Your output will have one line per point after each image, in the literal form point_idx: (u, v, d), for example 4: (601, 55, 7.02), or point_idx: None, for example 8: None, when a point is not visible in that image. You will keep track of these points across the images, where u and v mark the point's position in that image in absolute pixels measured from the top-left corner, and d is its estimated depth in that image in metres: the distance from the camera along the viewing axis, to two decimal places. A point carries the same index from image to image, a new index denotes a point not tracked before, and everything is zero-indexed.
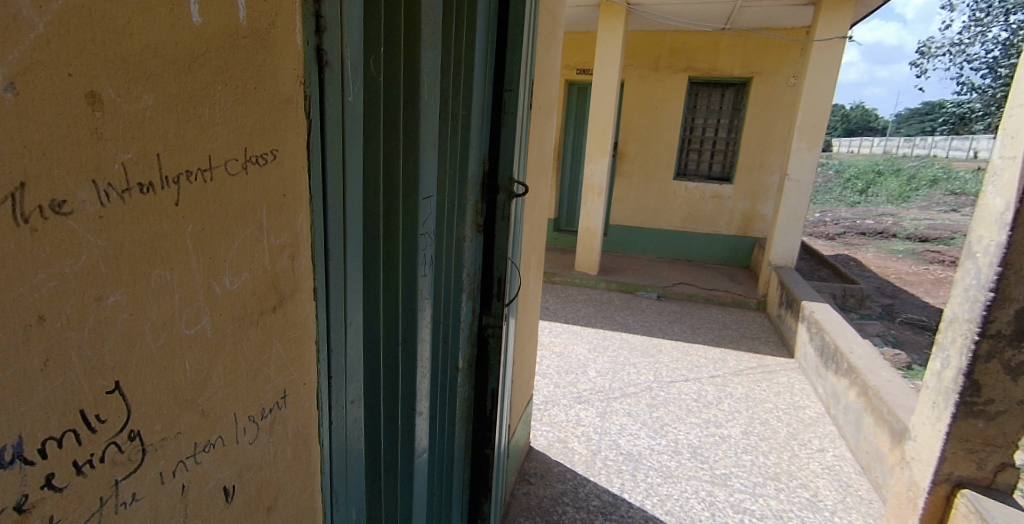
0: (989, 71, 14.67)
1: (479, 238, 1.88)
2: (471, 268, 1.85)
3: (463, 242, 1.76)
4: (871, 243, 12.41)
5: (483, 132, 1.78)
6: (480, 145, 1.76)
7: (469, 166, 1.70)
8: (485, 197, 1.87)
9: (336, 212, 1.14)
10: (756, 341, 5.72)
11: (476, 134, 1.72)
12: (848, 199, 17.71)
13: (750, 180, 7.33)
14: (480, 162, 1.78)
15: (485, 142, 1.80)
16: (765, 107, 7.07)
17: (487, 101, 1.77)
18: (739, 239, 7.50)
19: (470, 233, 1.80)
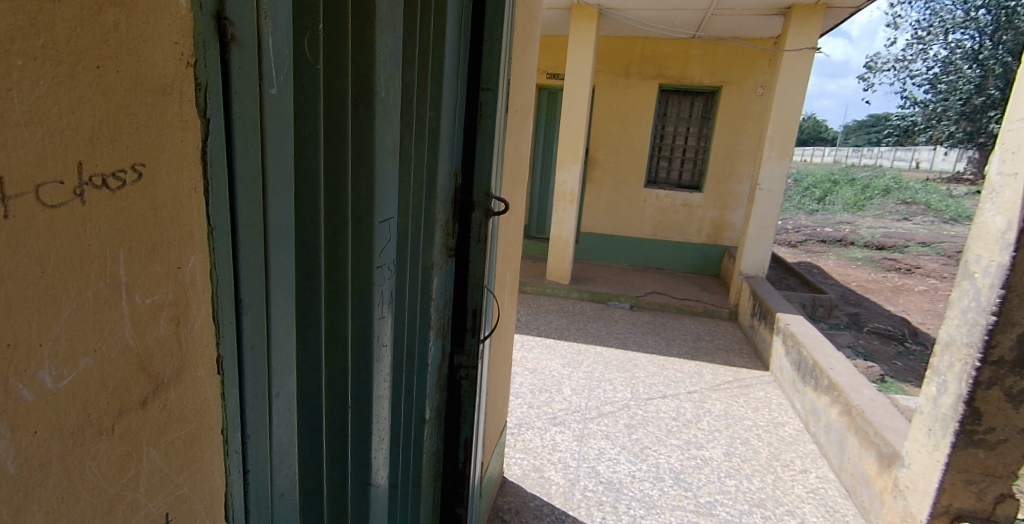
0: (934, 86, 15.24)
1: (451, 264, 1.56)
2: (441, 300, 1.52)
3: (431, 271, 1.43)
4: (831, 250, 12.57)
5: (455, 138, 1.46)
6: (451, 154, 1.44)
7: (438, 179, 1.39)
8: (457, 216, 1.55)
9: (253, 247, 0.82)
10: (730, 353, 5.53)
11: (446, 140, 1.40)
12: (807, 206, 18.04)
13: (719, 189, 7.22)
14: (451, 174, 1.46)
15: (458, 149, 1.49)
16: (735, 116, 6.95)
17: (459, 101, 1.45)
18: (709, 247, 7.36)
19: (441, 258, 1.48)
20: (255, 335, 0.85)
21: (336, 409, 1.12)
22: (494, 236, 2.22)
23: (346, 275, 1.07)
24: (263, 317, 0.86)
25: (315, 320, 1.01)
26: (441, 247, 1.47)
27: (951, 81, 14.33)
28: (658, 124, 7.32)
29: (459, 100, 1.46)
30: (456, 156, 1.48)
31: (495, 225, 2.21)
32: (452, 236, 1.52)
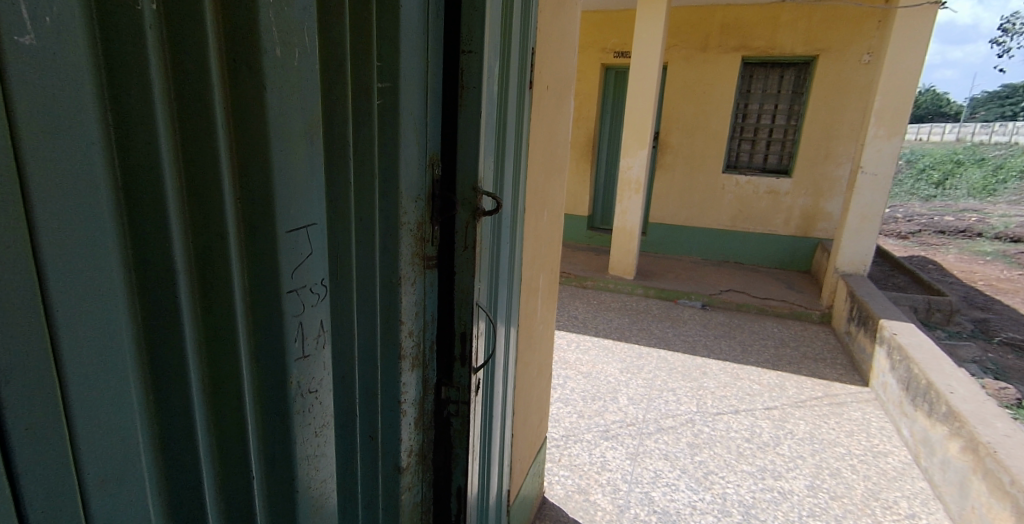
0: None
1: (434, 275, 1.25)
2: (418, 321, 1.22)
3: (397, 287, 1.12)
4: (952, 243, 11.02)
5: (431, 116, 1.14)
6: (422, 137, 1.12)
7: (405, 168, 1.07)
8: (440, 216, 1.22)
9: (11, 284, 0.53)
10: (820, 363, 4.85)
11: (415, 119, 1.08)
12: (923, 192, 16.02)
13: (812, 173, 6.40)
14: (425, 162, 1.14)
15: (436, 131, 1.17)
16: (833, 89, 6.11)
17: (434, 69, 1.13)
18: (799, 239, 6.57)
19: (414, 269, 1.17)
20: (40, 408, 0.57)
21: (233, 484, 0.83)
22: (516, 235, 1.88)
23: (234, 301, 0.77)
24: (53, 381, 0.58)
25: (183, 372, 0.72)
26: (415, 255, 1.16)
27: None
28: (740, 102, 6.58)
29: (434, 68, 1.13)
30: (433, 139, 1.16)
31: (518, 226, 1.88)
32: (434, 239, 1.22)
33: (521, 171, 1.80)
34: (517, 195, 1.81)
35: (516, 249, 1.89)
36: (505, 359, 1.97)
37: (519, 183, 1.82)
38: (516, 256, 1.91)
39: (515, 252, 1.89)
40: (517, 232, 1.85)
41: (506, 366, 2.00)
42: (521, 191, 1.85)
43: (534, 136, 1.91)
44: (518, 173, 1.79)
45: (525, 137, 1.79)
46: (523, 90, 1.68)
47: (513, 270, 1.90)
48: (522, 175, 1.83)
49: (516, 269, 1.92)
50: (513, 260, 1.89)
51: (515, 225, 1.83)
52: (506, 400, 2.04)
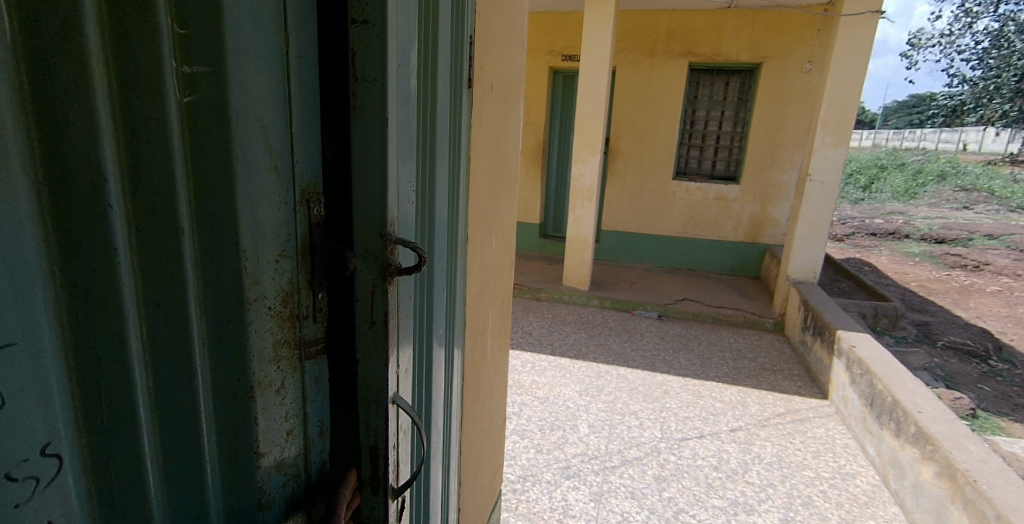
0: (985, 62, 14.20)
1: (322, 367, 0.79)
2: (296, 447, 0.75)
3: (250, 407, 0.66)
4: (883, 244, 11.38)
5: (309, 121, 0.70)
6: (290, 158, 0.67)
7: (256, 207, 0.62)
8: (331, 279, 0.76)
9: None
10: (778, 375, 4.37)
11: (274, 125, 0.63)
12: (853, 194, 16.69)
13: (760, 179, 6.27)
14: (297, 198, 0.69)
15: (319, 144, 0.73)
16: (777, 96, 6.00)
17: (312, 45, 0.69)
18: (749, 246, 6.43)
19: (290, 363, 0.71)
20: None
21: None
22: (455, 274, 1.45)
23: None
24: None
25: None
26: (285, 344, 0.70)
27: (1005, 55, 13.38)
28: (687, 109, 6.41)
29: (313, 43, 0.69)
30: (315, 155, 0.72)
31: (458, 261, 1.46)
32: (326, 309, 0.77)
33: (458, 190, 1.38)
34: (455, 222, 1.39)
35: (454, 289, 1.46)
36: (444, 430, 1.52)
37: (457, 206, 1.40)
38: (455, 299, 1.48)
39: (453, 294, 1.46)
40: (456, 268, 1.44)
41: (444, 440, 1.54)
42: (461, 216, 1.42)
43: (475, 148, 1.49)
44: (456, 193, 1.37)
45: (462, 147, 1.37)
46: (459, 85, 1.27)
47: (451, 316, 1.47)
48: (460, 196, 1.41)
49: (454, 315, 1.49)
50: (451, 305, 1.45)
51: (451, 261, 1.40)
52: (444, 481, 1.58)
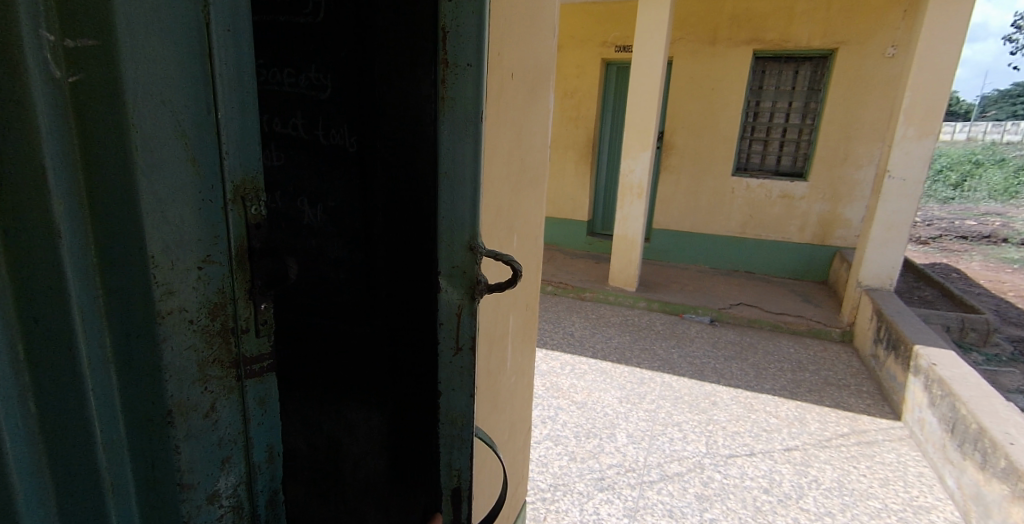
0: None
1: (267, 385, 0.75)
2: (228, 470, 0.72)
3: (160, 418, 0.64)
4: (976, 249, 10.35)
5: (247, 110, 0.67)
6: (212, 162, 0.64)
7: (168, 204, 0.60)
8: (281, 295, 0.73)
9: None
10: (844, 391, 4.01)
11: (191, 111, 0.61)
12: (941, 192, 15.34)
13: (831, 176, 5.82)
14: (225, 206, 0.66)
15: (257, 137, 0.69)
16: (853, 85, 5.53)
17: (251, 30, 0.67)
18: (816, 248, 5.99)
19: (223, 376, 0.69)
20: None
21: None
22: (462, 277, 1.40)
23: None
24: None
25: None
26: (213, 359, 0.67)
27: None
28: (751, 99, 6.00)
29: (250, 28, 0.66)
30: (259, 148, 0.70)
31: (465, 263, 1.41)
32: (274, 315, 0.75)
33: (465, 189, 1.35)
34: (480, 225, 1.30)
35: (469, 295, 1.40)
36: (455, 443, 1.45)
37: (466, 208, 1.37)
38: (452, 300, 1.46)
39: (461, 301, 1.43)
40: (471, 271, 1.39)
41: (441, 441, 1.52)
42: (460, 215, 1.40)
43: (492, 141, 1.39)
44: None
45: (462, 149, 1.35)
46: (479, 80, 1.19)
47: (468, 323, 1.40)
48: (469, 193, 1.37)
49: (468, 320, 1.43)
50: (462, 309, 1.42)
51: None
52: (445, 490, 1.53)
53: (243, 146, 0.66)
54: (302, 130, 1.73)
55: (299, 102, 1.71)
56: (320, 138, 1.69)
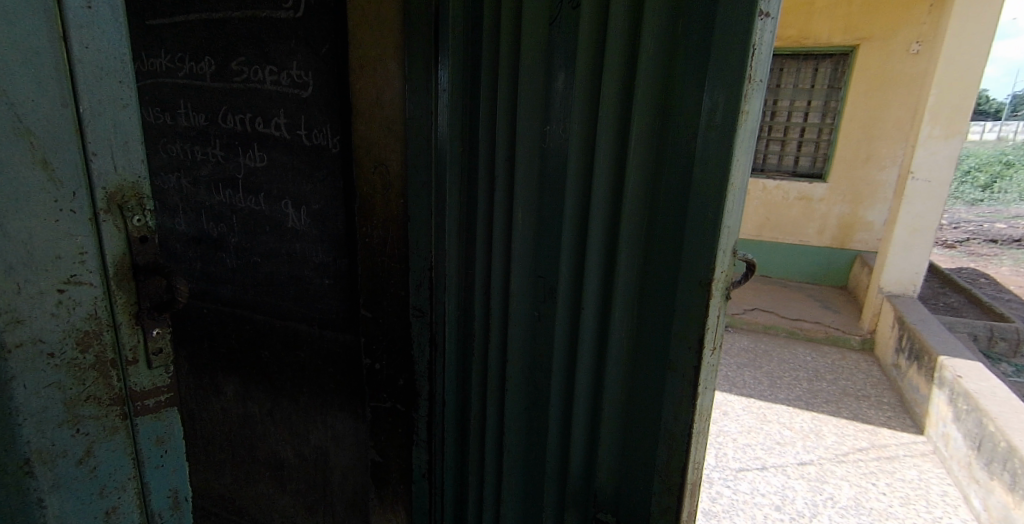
0: None
1: (153, 410, 0.77)
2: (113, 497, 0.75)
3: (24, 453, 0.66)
4: (1005, 252, 9.99)
5: (120, 108, 0.69)
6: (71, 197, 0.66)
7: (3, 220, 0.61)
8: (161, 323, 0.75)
9: None
10: (864, 403, 3.83)
11: (39, 138, 0.62)
12: (968, 195, 14.94)
13: (851, 177, 5.62)
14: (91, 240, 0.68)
15: (128, 169, 0.70)
16: (876, 83, 5.32)
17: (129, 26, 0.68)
18: (836, 252, 5.79)
19: (99, 416, 0.72)
20: None
21: None
22: (446, 285, 1.40)
23: None
24: None
25: None
26: (84, 393, 0.70)
27: None
28: (769, 98, 5.82)
29: (107, 56, 0.66)
30: (141, 145, 0.71)
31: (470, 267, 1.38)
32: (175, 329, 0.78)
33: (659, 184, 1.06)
34: (522, 223, 1.23)
35: (482, 304, 1.36)
36: (496, 460, 1.41)
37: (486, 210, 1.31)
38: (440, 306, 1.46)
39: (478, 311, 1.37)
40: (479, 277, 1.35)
41: (421, 448, 1.60)
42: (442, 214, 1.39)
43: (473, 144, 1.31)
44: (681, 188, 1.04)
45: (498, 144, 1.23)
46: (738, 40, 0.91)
47: (499, 337, 1.34)
48: (540, 198, 1.22)
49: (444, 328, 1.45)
50: (485, 323, 1.36)
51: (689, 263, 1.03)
52: (450, 500, 1.54)
53: (105, 178, 0.68)
54: (284, 130, 1.79)
55: (279, 101, 1.77)
56: (302, 138, 1.75)
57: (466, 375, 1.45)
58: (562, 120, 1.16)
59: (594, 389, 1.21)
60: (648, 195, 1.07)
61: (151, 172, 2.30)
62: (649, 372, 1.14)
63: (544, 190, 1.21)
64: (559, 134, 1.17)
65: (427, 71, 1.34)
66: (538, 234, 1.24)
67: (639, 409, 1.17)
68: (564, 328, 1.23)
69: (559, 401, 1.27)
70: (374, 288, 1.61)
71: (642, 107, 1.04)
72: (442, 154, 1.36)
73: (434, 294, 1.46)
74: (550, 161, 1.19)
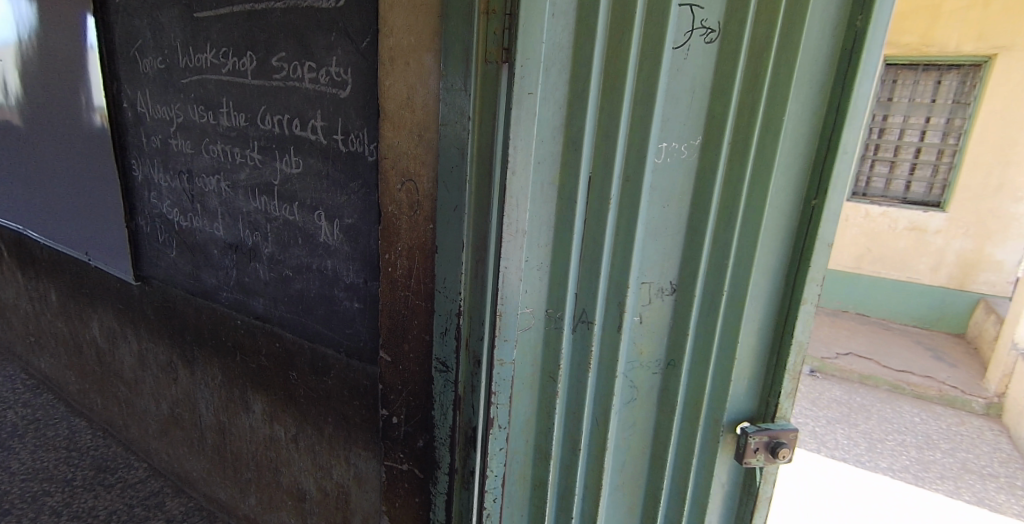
0: None
1: None
2: None
3: None
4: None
5: None
6: None
7: None
8: None
9: None
10: (990, 484, 3.20)
11: None
12: None
13: (977, 208, 4.90)
14: None
15: None
16: (1015, 99, 4.62)
17: None
18: (952, 294, 5.08)
19: None
20: None
21: None
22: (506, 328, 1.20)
23: None
24: None
25: None
26: None
27: None
28: (877, 113, 5.17)
29: None
30: None
31: (558, 305, 1.23)
32: None
33: (788, 159, 1.18)
34: (647, 231, 1.21)
35: (574, 336, 1.26)
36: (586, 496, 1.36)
37: (595, 240, 1.20)
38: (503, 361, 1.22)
39: (576, 343, 1.26)
40: (569, 311, 1.24)
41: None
42: (506, 249, 1.16)
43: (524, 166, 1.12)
44: (800, 157, 1.18)
45: (615, 168, 1.17)
46: (868, 27, 1.10)
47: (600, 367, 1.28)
48: (652, 214, 1.21)
49: (482, 376, 1.25)
50: (585, 358, 1.27)
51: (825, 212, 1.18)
52: None
53: None
54: (321, 134, 1.65)
55: (316, 102, 1.64)
56: (338, 144, 1.62)
57: (547, 434, 1.31)
58: (686, 141, 1.18)
59: (725, 359, 1.27)
60: (782, 168, 1.18)
61: (194, 174, 2.34)
62: (763, 320, 1.27)
63: (668, 201, 1.21)
64: (685, 152, 1.18)
65: (466, 66, 1.13)
66: (650, 246, 1.22)
67: (751, 354, 1.29)
68: (698, 314, 1.26)
69: (687, 386, 1.30)
70: (393, 330, 1.40)
71: (791, 92, 1.13)
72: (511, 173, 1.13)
73: (468, 343, 1.26)
74: (676, 178, 1.19)
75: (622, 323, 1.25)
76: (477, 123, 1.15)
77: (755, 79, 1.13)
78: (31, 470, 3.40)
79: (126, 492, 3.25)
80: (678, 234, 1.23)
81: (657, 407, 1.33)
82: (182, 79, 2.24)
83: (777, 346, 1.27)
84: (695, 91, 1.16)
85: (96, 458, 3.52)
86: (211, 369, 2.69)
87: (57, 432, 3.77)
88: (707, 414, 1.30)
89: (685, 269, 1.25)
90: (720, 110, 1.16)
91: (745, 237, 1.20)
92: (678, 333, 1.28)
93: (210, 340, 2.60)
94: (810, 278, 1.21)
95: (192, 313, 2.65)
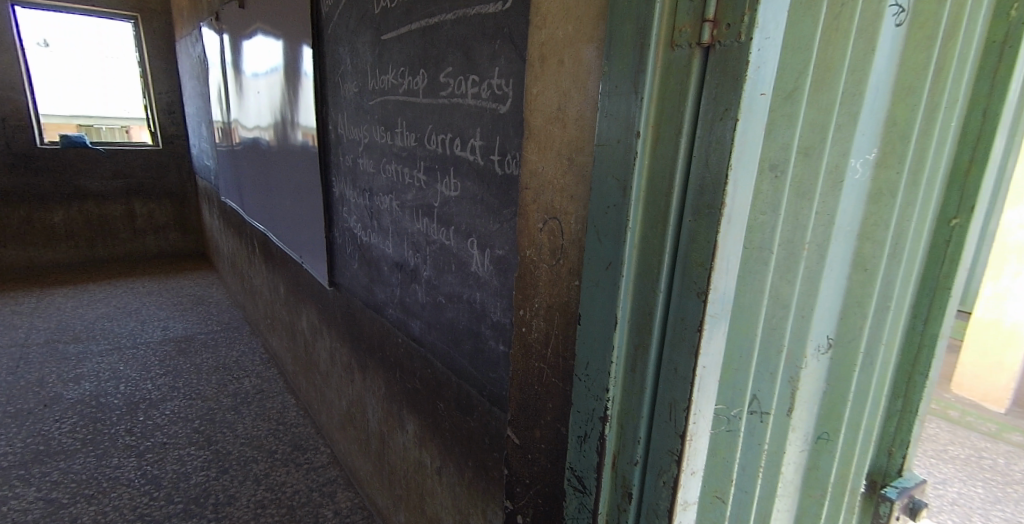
0: None
1: None
2: None
3: None
4: None
5: None
6: None
7: None
8: None
9: None
10: None
11: None
12: None
13: None
14: None
15: None
16: None
17: None
18: None
19: None
20: None
21: None
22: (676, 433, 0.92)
23: None
24: None
25: None
26: None
27: None
28: None
29: None
30: None
31: (739, 394, 1.01)
32: None
33: (936, 179, 1.03)
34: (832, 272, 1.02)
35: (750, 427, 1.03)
36: None
37: (782, 302, 0.99)
38: (688, 504, 0.97)
39: (746, 444, 1.05)
40: (743, 406, 1.02)
41: None
42: (703, 340, 0.88)
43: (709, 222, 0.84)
44: (945, 174, 1.04)
45: (810, 213, 0.95)
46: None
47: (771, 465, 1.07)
48: (828, 256, 1.00)
49: (637, 512, 0.99)
50: (754, 459, 1.06)
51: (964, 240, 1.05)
52: None
53: None
54: (479, 154, 1.49)
55: (476, 118, 1.48)
56: (494, 165, 1.43)
57: None
58: (863, 156, 0.99)
59: (870, 416, 1.13)
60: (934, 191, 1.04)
61: (374, 192, 2.38)
62: (895, 366, 1.13)
63: (838, 240, 1.00)
64: (862, 171, 0.99)
65: (638, 66, 0.86)
66: (821, 305, 1.02)
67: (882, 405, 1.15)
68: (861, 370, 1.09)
69: (841, 458, 1.14)
70: (525, 409, 1.22)
71: (949, 98, 1.00)
72: (710, 220, 0.83)
73: (615, 462, 1.00)
74: (853, 207, 1.00)
75: (793, 407, 1.05)
76: (648, 148, 0.88)
77: (932, 85, 0.99)
78: (249, 436, 3.87)
79: (310, 475, 3.50)
80: (841, 289, 1.04)
81: (802, 490, 1.16)
82: (369, 100, 2.30)
83: (906, 392, 1.13)
84: (877, 89, 0.96)
85: (294, 436, 3.88)
86: (377, 380, 2.73)
87: (274, 404, 4.27)
88: (844, 479, 1.16)
89: (845, 324, 1.07)
90: (906, 116, 0.99)
91: (904, 275, 1.06)
92: (832, 403, 1.10)
93: (379, 352, 2.63)
94: (946, 312, 1.09)
95: (366, 323, 2.74)
